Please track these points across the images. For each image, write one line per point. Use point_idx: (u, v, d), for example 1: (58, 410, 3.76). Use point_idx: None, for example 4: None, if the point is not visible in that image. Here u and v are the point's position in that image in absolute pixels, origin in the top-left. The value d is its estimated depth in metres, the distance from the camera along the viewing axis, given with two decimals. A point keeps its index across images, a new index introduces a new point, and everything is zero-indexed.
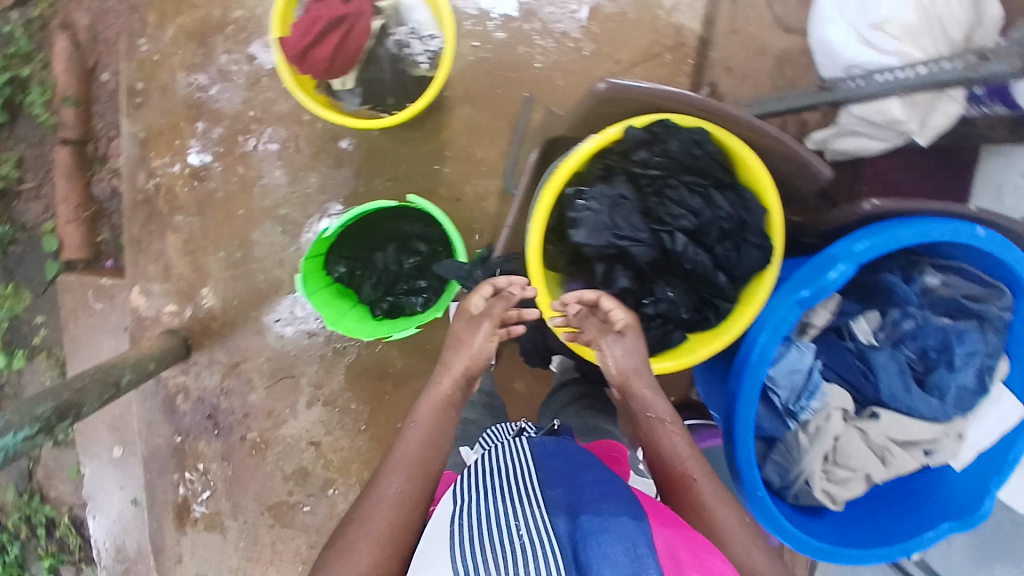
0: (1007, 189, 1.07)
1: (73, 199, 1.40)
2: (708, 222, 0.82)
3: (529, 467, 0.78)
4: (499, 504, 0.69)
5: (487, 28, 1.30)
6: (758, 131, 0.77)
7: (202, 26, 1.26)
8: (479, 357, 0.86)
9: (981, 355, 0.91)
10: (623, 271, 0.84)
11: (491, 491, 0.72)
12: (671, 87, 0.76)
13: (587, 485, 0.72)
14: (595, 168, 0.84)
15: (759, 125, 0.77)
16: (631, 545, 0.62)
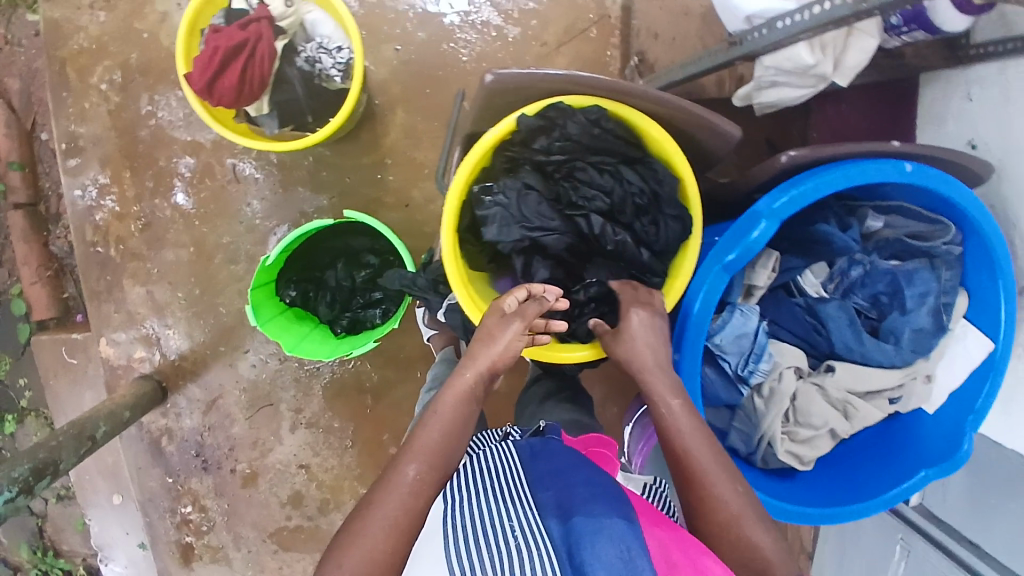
0: (950, 115, 1.04)
1: (33, 260, 1.41)
2: (621, 199, 0.83)
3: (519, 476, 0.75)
4: (496, 514, 0.66)
5: (407, 29, 1.28)
6: (666, 102, 0.75)
7: (125, 72, 1.27)
8: (505, 355, 0.80)
9: (935, 294, 0.89)
10: (541, 262, 0.86)
11: (484, 500, 0.69)
12: (558, 70, 0.74)
13: (581, 489, 0.69)
14: (499, 163, 0.84)
15: (668, 96, 0.75)
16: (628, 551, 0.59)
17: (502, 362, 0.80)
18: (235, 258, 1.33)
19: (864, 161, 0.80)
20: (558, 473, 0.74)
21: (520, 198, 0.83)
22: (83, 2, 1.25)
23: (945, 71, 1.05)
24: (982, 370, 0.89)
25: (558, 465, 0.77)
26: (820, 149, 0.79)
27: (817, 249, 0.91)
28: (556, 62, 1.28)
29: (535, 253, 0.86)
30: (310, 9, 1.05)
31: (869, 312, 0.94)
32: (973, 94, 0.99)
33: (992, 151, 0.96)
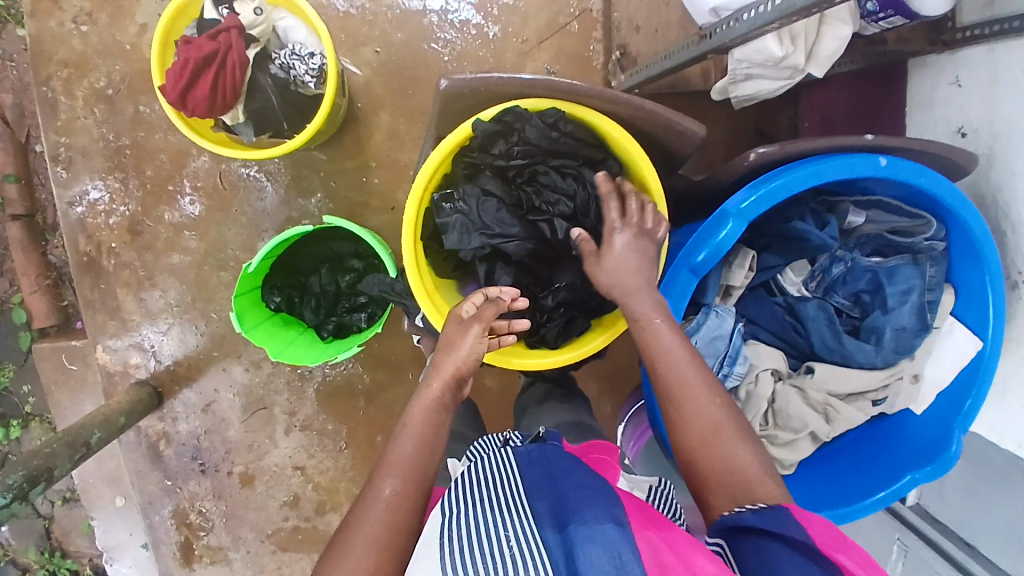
0: (937, 101, 1.02)
1: (32, 269, 1.43)
2: (583, 203, 0.87)
3: (511, 477, 0.73)
4: (485, 515, 0.64)
5: (386, 30, 1.27)
6: (627, 103, 0.74)
7: (111, 84, 1.29)
8: (468, 361, 0.80)
9: (917, 290, 0.87)
10: (504, 268, 0.89)
11: (472, 499, 0.67)
12: (513, 74, 0.73)
13: (572, 493, 0.68)
14: (459, 170, 0.87)
15: (626, 95, 0.74)
16: (617, 554, 0.58)
17: (467, 367, 0.80)
18: (225, 264, 1.35)
19: (838, 154, 0.77)
20: (550, 476, 0.73)
21: (482, 204, 0.86)
22: (67, 16, 1.27)
23: (931, 56, 1.02)
24: (971, 370, 0.86)
25: (553, 467, 0.75)
26: (788, 146, 0.76)
27: (796, 246, 0.88)
28: (537, 59, 1.27)
29: (497, 260, 0.89)
30: (282, 16, 1.08)
31: (851, 311, 0.92)
32: (961, 79, 0.96)
33: (982, 137, 0.93)
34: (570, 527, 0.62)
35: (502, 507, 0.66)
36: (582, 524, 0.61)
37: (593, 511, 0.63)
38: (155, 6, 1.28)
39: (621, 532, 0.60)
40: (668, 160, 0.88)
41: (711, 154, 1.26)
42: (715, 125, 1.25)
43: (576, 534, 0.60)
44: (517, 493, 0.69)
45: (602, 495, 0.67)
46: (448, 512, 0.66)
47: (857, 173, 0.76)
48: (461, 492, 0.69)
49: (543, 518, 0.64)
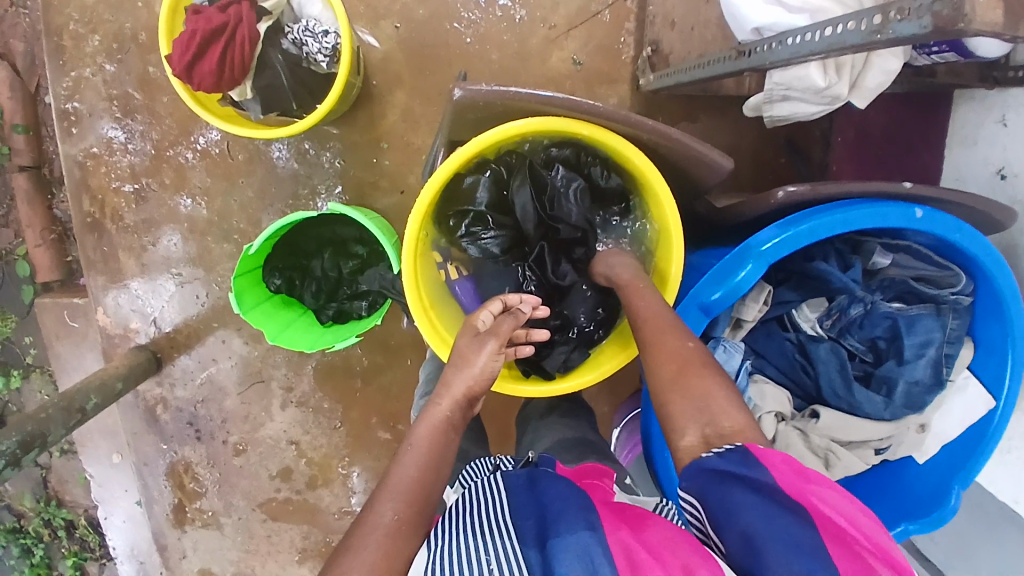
0: (982, 139, 0.97)
1: (37, 223, 1.39)
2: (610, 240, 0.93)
3: (491, 487, 0.70)
4: (470, 541, 0.60)
5: (408, 5, 1.21)
6: (663, 136, 0.72)
7: (121, 42, 1.25)
8: (477, 378, 0.77)
9: (937, 344, 0.83)
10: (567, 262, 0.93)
11: (452, 519, 0.65)
12: (580, 99, 0.70)
13: (549, 498, 0.64)
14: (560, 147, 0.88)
15: (665, 129, 0.72)
16: (593, 563, 0.55)
17: (476, 383, 0.77)
18: (229, 235, 1.32)
19: (870, 201, 0.72)
20: (531, 481, 0.70)
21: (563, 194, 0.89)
22: None
23: (980, 89, 0.98)
24: (977, 430, 0.84)
25: (535, 474, 0.72)
26: (819, 188, 0.72)
27: (816, 286, 0.85)
28: (565, 47, 1.20)
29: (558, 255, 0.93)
30: None
31: (865, 356, 0.89)
32: (1008, 118, 0.91)
33: (1022, 183, 0.88)
34: (548, 537, 0.58)
35: (479, 521, 0.63)
36: (558, 534, 0.58)
37: (568, 519, 0.60)
38: None
39: (596, 536, 0.57)
40: (690, 184, 0.84)
41: (737, 164, 1.20)
42: (744, 134, 1.19)
43: (551, 544, 0.57)
44: (497, 504, 0.66)
45: (580, 502, 0.63)
46: (432, 536, 0.63)
47: (887, 223, 0.72)
48: (444, 514, 0.67)
49: (521, 529, 0.61)
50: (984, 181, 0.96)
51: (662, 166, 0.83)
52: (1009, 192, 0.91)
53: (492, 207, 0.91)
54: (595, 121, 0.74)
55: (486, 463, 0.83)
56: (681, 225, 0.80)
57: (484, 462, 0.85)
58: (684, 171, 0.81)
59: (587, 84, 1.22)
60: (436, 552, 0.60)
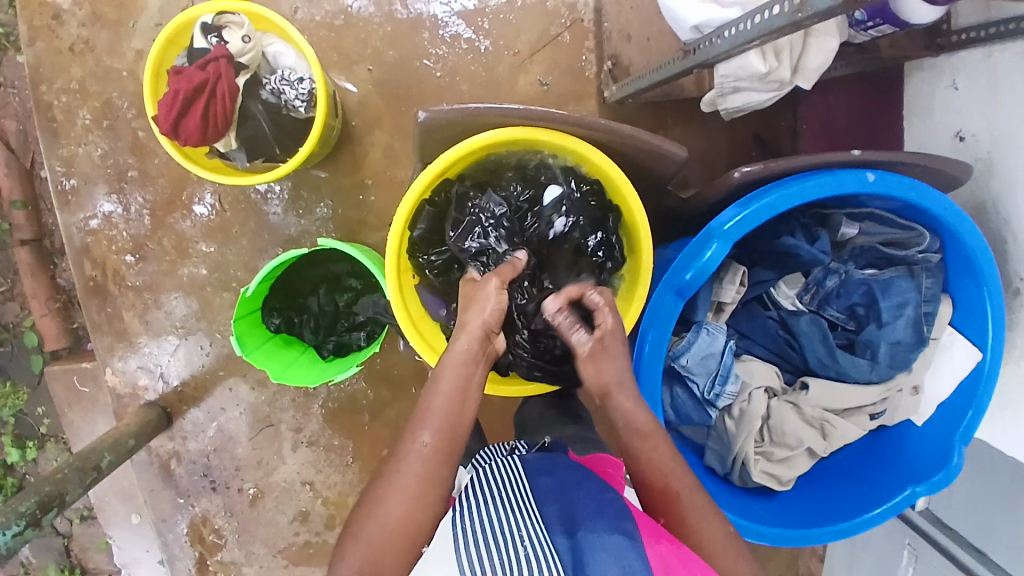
0: (937, 106, 1.02)
1: (42, 293, 1.44)
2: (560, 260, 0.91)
3: (520, 480, 0.72)
4: (500, 517, 0.63)
5: (378, 48, 1.27)
6: (619, 132, 0.77)
7: (110, 111, 1.31)
8: None
9: (913, 304, 0.86)
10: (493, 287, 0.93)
11: (484, 497, 0.67)
12: (536, 106, 0.75)
13: (583, 498, 0.67)
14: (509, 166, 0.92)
15: (619, 126, 0.77)
16: (628, 563, 0.57)
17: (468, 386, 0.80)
18: (228, 284, 1.36)
19: (825, 171, 0.76)
20: (559, 480, 0.72)
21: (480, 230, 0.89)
22: (64, 45, 1.29)
23: (928, 59, 1.02)
24: (971, 384, 0.85)
25: (563, 473, 0.74)
26: (773, 164, 0.76)
27: (789, 263, 0.88)
28: (530, 70, 1.26)
29: None
30: (271, 42, 1.10)
31: (847, 324, 0.91)
32: (958, 83, 0.96)
33: (981, 142, 0.92)
34: (582, 533, 0.61)
35: (510, 506, 0.66)
36: (592, 531, 0.61)
37: (605, 520, 0.62)
38: (150, 33, 1.30)
39: (633, 543, 0.60)
40: (654, 179, 0.89)
41: (708, 162, 1.24)
42: (711, 132, 1.24)
43: (584, 540, 0.59)
44: (527, 496, 0.69)
45: (615, 506, 0.66)
46: (464, 508, 0.65)
47: (842, 190, 0.76)
48: (475, 490, 0.69)
49: (552, 524, 0.63)
50: (944, 145, 1.00)
51: (624, 165, 0.88)
52: (970, 152, 0.95)
53: (428, 234, 0.93)
54: (554, 126, 0.79)
55: (500, 449, 0.85)
56: (646, 214, 0.83)
57: (500, 446, 0.88)
58: (644, 167, 0.85)
59: (556, 103, 1.27)
60: (470, 523, 0.62)
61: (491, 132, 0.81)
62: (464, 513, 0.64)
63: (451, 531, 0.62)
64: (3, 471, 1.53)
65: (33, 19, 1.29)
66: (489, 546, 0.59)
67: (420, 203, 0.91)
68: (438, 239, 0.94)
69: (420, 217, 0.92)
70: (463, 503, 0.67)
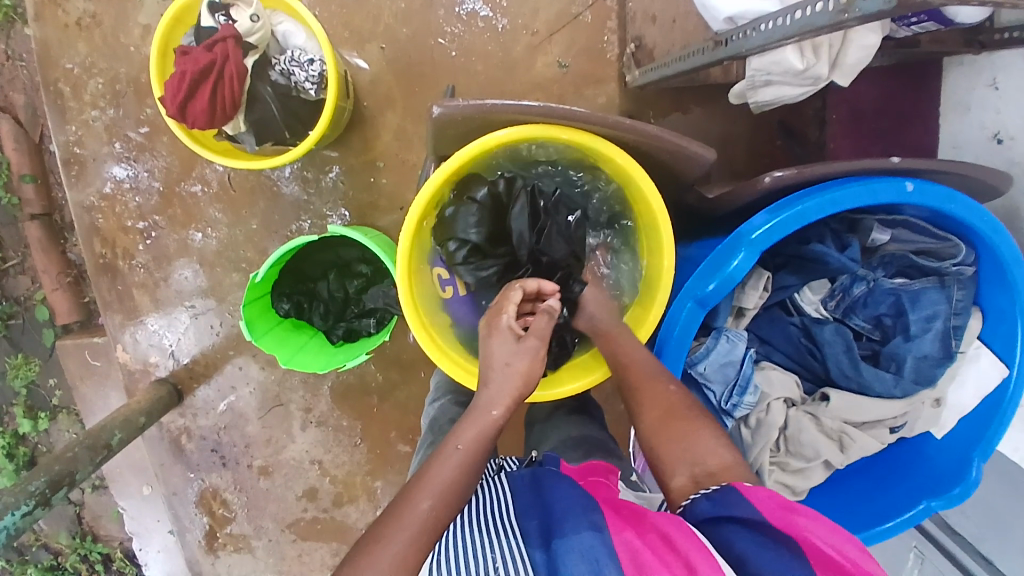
0: (974, 104, 0.97)
1: (52, 268, 1.42)
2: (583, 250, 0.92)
3: (503, 501, 0.70)
4: (482, 544, 0.61)
5: (392, 24, 1.22)
6: (646, 135, 0.73)
7: (117, 85, 1.28)
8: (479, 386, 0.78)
9: (943, 316, 0.83)
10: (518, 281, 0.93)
11: (465, 524, 0.66)
12: (558, 106, 0.71)
13: (559, 500, 0.65)
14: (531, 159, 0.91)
15: (647, 128, 0.73)
16: (597, 562, 0.55)
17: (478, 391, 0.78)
18: (238, 264, 1.35)
19: (861, 179, 0.72)
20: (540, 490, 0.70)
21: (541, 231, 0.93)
22: (70, 15, 1.25)
23: (967, 56, 0.98)
24: (994, 399, 0.84)
25: (545, 478, 0.72)
26: (807, 170, 0.72)
27: (815, 269, 0.85)
28: (549, 51, 1.21)
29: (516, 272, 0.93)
30: (280, 20, 1.07)
31: (872, 334, 0.88)
32: (998, 82, 0.91)
33: (1016, 146, 0.88)
34: (554, 539, 0.59)
35: (489, 530, 0.64)
36: (564, 535, 0.59)
37: (573, 519, 0.61)
38: (157, 5, 1.25)
39: (600, 536, 0.58)
40: (676, 179, 0.85)
41: (732, 153, 1.20)
42: (738, 120, 1.19)
43: (560, 547, 0.58)
44: (507, 514, 0.67)
45: (585, 501, 0.64)
46: (441, 541, 0.64)
47: (880, 201, 0.71)
48: (461, 515, 0.67)
49: (531, 535, 0.62)
50: (978, 146, 0.96)
51: (646, 164, 0.84)
52: (1006, 155, 0.91)
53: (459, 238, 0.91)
54: (577, 126, 0.75)
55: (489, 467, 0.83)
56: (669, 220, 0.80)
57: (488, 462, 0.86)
58: (667, 167, 0.81)
59: (575, 87, 1.22)
60: (443, 554, 0.61)
61: (512, 128, 0.77)
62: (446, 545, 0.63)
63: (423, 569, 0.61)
64: (17, 440, 1.55)
65: None
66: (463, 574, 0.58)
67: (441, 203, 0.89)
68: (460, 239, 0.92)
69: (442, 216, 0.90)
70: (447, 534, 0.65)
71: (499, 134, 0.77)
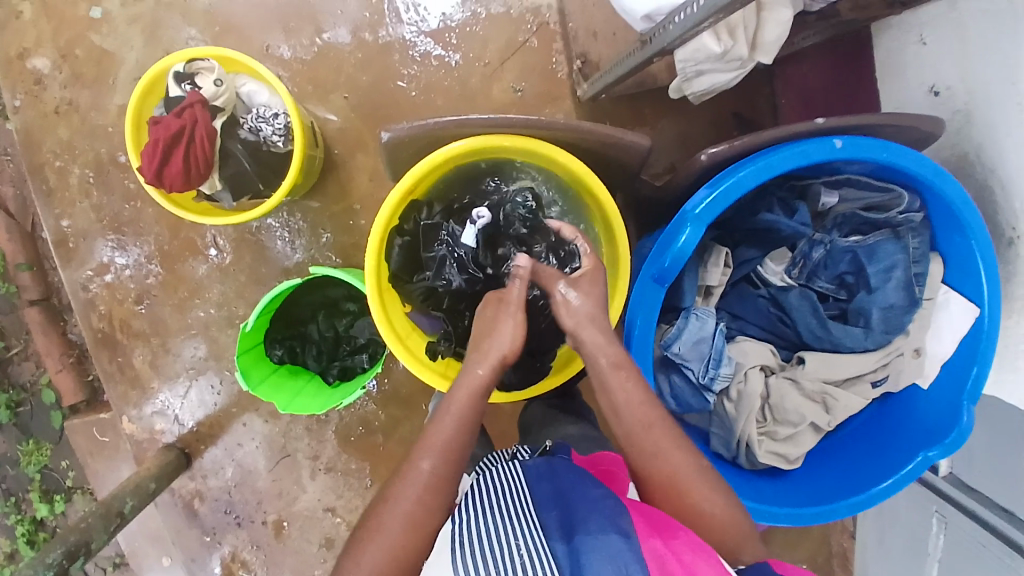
0: (908, 64, 1.01)
1: (54, 350, 1.46)
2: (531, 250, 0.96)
3: (519, 487, 0.72)
4: (499, 524, 0.64)
5: (351, 74, 1.29)
6: (582, 131, 0.79)
7: (99, 166, 1.35)
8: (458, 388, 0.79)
9: (901, 267, 0.86)
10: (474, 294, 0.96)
11: (481, 504, 0.68)
12: (495, 113, 0.77)
13: (581, 500, 0.67)
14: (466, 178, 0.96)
15: (583, 125, 0.79)
16: (624, 565, 0.58)
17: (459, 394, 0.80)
18: (232, 320, 1.38)
19: (791, 143, 0.76)
20: (557, 482, 0.73)
21: (448, 251, 0.92)
22: (49, 107, 1.33)
23: (895, 16, 1.02)
24: (971, 341, 0.84)
25: (562, 475, 0.75)
26: (738, 142, 0.76)
27: (770, 238, 0.89)
28: (503, 79, 1.27)
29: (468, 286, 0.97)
30: (244, 82, 1.13)
31: (838, 295, 0.92)
32: (926, 37, 0.95)
33: (957, 94, 0.91)
34: (578, 536, 0.62)
35: (509, 514, 0.66)
36: (588, 534, 0.61)
37: (599, 518, 0.63)
38: (130, 87, 1.33)
39: (628, 540, 0.61)
40: (623, 171, 0.90)
41: (691, 149, 1.24)
42: (690, 118, 1.24)
43: (582, 544, 0.60)
44: (527, 501, 0.69)
45: (610, 501, 0.67)
46: (460, 521, 0.66)
47: (812, 160, 0.75)
48: (478, 496, 0.70)
49: (550, 527, 0.64)
50: (919, 102, 1.00)
51: (593, 160, 0.89)
52: (948, 104, 0.94)
53: (409, 265, 0.97)
54: (519, 132, 0.81)
55: (503, 454, 0.85)
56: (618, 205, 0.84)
57: (499, 452, 0.88)
58: (611, 160, 0.87)
59: (532, 107, 1.28)
60: (465, 530, 0.64)
61: (459, 140, 0.83)
62: (470, 518, 0.66)
63: (448, 539, 0.63)
64: (35, 526, 1.56)
65: (17, 86, 1.33)
66: (482, 553, 0.60)
67: (392, 236, 0.94)
68: (411, 265, 0.97)
69: (394, 248, 0.95)
70: (464, 511, 0.68)
71: (449, 147, 0.83)
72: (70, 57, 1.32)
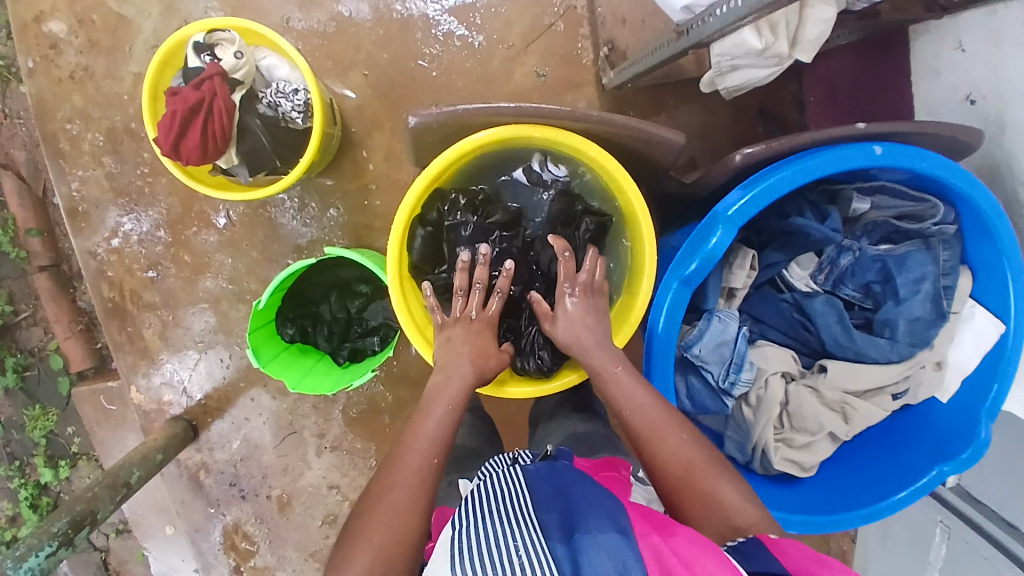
0: (943, 67, 0.98)
1: (63, 317, 1.46)
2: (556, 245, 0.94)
3: (521, 493, 0.71)
4: (499, 532, 0.62)
5: (371, 50, 1.26)
6: (613, 124, 0.77)
7: (113, 135, 1.32)
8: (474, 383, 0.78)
9: (932, 277, 0.84)
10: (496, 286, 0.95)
11: (482, 514, 0.67)
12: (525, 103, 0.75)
13: (582, 502, 0.66)
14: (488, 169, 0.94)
15: (613, 117, 0.77)
16: (623, 562, 0.56)
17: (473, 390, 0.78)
18: (243, 296, 1.37)
19: (829, 148, 0.74)
20: (561, 485, 0.72)
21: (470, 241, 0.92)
22: (64, 72, 1.31)
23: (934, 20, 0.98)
24: (994, 355, 0.83)
25: (566, 479, 0.74)
26: (774, 144, 0.74)
27: (799, 242, 0.87)
28: (525, 62, 1.24)
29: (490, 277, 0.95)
30: (264, 55, 1.11)
31: (864, 303, 0.90)
32: (965, 43, 0.92)
33: (992, 105, 0.89)
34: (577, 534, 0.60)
35: (510, 520, 0.65)
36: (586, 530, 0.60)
37: (597, 516, 0.62)
38: (146, 55, 1.30)
39: (625, 536, 0.59)
40: (651, 165, 0.88)
41: (715, 143, 1.22)
42: (715, 111, 1.21)
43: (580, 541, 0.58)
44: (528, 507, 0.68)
45: (612, 502, 0.66)
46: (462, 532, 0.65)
47: (849, 166, 0.73)
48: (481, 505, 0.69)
49: (550, 529, 0.62)
50: (953, 108, 0.97)
51: (621, 155, 0.88)
52: (981, 114, 0.91)
53: (430, 257, 0.95)
54: (547, 123, 0.79)
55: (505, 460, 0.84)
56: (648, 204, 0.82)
57: (500, 457, 0.87)
58: (640, 155, 0.85)
59: (555, 94, 1.25)
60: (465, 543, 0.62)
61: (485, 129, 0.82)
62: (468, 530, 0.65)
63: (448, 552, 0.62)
64: (39, 489, 1.57)
65: (30, 50, 1.30)
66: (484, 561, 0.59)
67: (413, 227, 0.93)
68: (431, 257, 0.95)
69: (416, 239, 0.94)
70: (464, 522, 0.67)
71: (474, 138, 0.81)
72: (86, 22, 1.29)
